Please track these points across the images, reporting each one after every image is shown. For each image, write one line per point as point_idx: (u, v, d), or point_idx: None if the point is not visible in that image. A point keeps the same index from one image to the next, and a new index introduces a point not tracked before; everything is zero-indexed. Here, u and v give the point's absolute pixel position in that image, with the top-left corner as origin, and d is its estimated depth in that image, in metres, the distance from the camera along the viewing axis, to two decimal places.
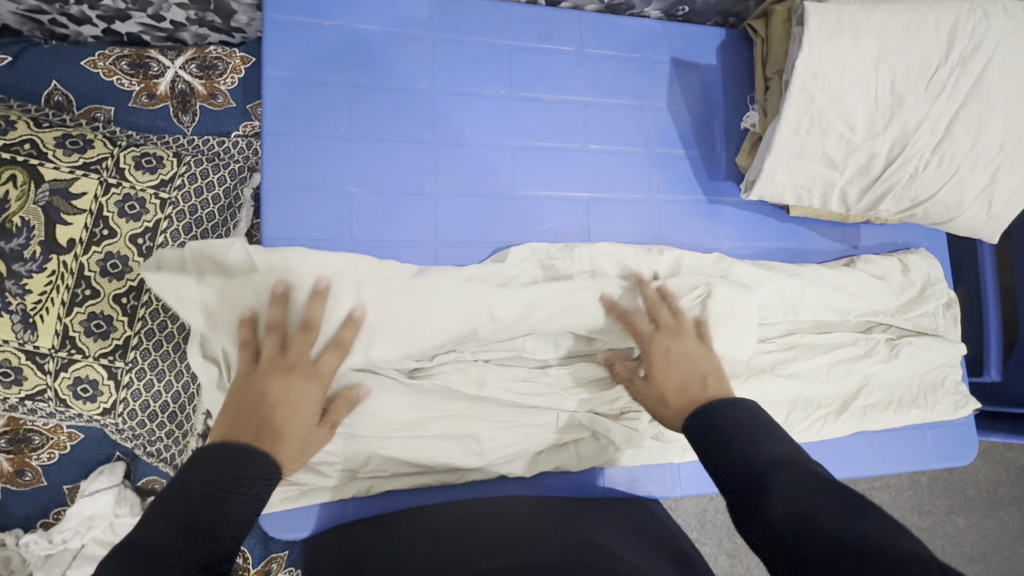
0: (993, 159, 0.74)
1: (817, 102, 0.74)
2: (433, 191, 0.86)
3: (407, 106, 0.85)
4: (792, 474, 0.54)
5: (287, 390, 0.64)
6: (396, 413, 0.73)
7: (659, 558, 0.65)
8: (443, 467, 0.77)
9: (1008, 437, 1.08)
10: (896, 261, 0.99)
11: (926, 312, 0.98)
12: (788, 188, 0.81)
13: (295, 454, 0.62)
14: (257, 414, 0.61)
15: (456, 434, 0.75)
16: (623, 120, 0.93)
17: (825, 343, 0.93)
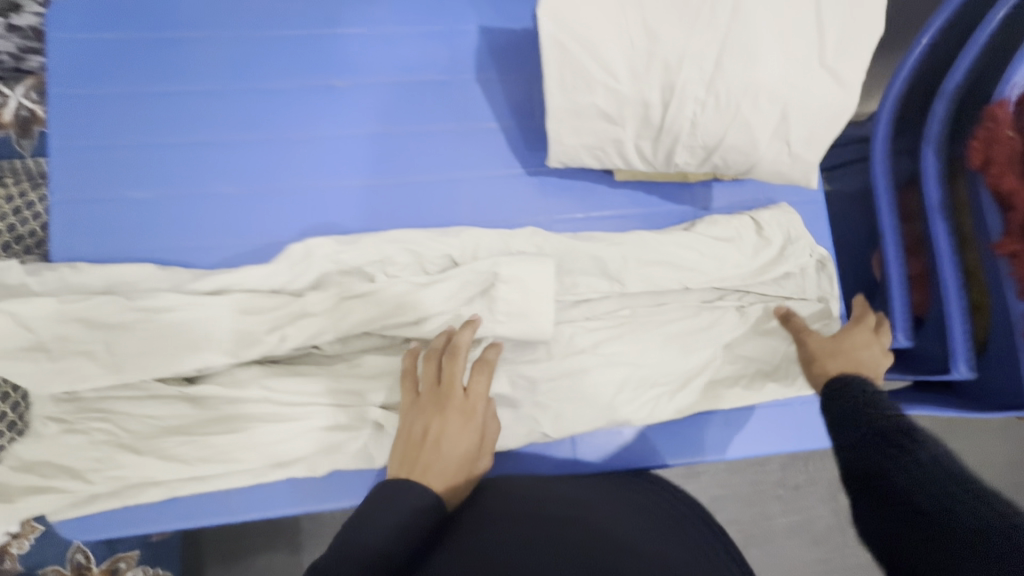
0: (780, 93, 0.65)
1: (571, 51, 0.67)
2: (223, 190, 0.84)
3: (196, 109, 0.85)
4: (881, 464, 0.54)
5: (447, 422, 0.69)
6: (164, 417, 0.73)
7: (643, 515, 0.62)
8: (220, 474, 0.74)
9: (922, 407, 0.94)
10: (749, 220, 0.89)
11: (787, 275, 0.88)
12: (580, 150, 0.76)
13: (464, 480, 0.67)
14: (421, 448, 0.67)
15: (231, 436, 0.74)
16: (429, 99, 0.89)
17: (660, 317, 0.85)
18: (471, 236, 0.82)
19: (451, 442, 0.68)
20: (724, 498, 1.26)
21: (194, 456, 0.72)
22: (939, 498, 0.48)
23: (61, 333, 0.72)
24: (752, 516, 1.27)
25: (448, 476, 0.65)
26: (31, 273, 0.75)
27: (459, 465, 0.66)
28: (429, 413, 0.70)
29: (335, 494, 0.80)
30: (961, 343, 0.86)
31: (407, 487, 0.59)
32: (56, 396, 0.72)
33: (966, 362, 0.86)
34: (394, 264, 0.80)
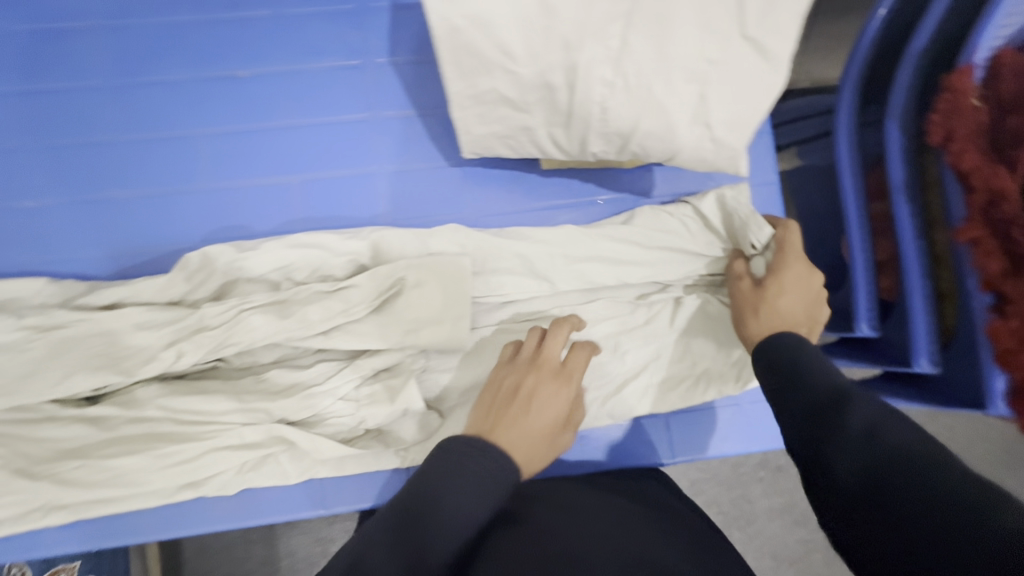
0: (696, 70, 0.57)
1: (462, 31, 0.59)
2: (117, 196, 0.79)
3: (85, 107, 0.79)
4: (840, 446, 0.47)
5: (542, 383, 0.65)
6: (60, 440, 0.69)
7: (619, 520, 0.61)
8: (124, 497, 0.71)
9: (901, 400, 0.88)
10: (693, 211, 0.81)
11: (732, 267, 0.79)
12: (490, 140, 0.69)
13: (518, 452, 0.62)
14: (504, 408, 0.62)
15: (127, 461, 0.69)
16: (338, 85, 0.82)
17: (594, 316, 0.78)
18: (385, 235, 0.76)
19: (546, 409, 0.63)
20: (705, 481, 1.19)
21: (91, 481, 0.68)
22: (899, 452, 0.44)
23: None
24: (735, 499, 1.19)
25: (522, 448, 0.60)
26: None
27: (540, 437, 0.62)
28: (522, 371, 0.66)
29: (243, 513, 0.75)
30: (923, 335, 0.79)
31: (483, 452, 0.56)
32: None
33: (929, 356, 0.79)
34: (299, 270, 0.75)
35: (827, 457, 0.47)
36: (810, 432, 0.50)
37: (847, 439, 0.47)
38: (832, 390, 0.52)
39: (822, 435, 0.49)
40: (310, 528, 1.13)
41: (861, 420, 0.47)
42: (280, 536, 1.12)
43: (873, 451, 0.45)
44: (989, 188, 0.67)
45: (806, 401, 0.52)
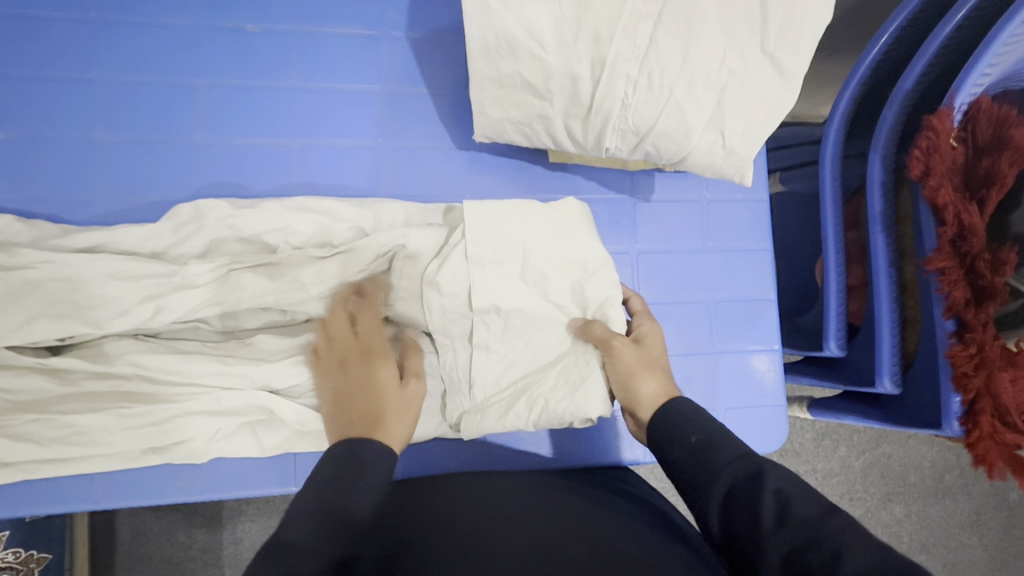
0: (715, 77, 0.59)
1: (494, 11, 0.60)
2: (103, 138, 0.74)
3: (70, 40, 0.73)
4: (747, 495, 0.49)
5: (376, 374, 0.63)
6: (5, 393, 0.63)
7: (523, 487, 0.68)
8: (75, 459, 0.66)
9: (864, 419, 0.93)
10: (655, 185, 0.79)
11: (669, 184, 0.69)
12: (506, 125, 0.69)
13: (651, 371, 0.66)
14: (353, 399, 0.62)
15: (88, 419, 0.64)
16: (350, 52, 0.80)
17: None
18: (387, 210, 0.75)
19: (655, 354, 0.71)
20: (668, 490, 1.21)
21: (46, 437, 0.64)
22: (817, 510, 0.46)
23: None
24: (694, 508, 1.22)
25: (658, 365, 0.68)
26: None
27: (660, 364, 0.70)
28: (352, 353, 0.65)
29: (210, 484, 0.71)
30: (888, 355, 0.84)
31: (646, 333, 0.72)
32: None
33: (891, 376, 0.84)
34: (296, 236, 0.72)
35: (755, 539, 0.46)
36: (729, 507, 0.50)
37: (770, 530, 0.46)
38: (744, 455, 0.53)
39: (737, 502, 0.50)
40: (258, 513, 1.07)
41: (776, 491, 0.48)
42: (227, 520, 1.06)
43: (791, 523, 0.45)
44: (958, 223, 0.73)
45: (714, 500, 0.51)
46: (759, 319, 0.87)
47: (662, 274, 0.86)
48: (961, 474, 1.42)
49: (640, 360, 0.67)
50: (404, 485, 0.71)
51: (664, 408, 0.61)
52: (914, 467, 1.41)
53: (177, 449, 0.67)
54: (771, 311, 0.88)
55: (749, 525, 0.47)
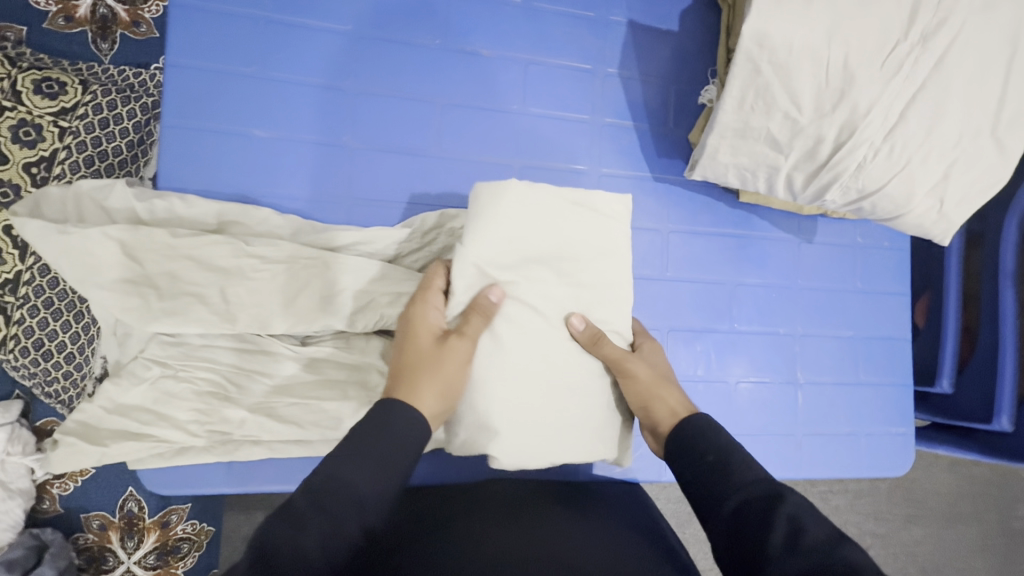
0: (948, 152, 0.69)
1: (762, 75, 0.68)
2: (350, 144, 0.78)
3: (328, 50, 0.78)
4: (758, 509, 0.52)
5: (637, 368, 0.69)
6: (279, 373, 0.72)
7: (548, 507, 0.71)
8: (326, 441, 0.73)
9: (956, 450, 1.04)
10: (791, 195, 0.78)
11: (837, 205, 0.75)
12: (731, 169, 0.76)
13: (665, 387, 0.69)
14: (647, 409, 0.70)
15: (343, 411, 0.71)
16: (570, 84, 0.86)
17: (763, 331, 0.93)
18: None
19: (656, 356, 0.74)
20: None
21: (304, 422, 0.71)
22: (835, 534, 0.48)
23: (169, 269, 0.67)
24: None
25: (644, 376, 0.69)
26: (139, 199, 0.69)
27: (653, 376, 0.69)
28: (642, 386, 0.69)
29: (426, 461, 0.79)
30: (1008, 398, 0.97)
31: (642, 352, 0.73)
32: (159, 338, 0.68)
33: (1009, 415, 0.97)
34: None
35: (766, 552, 0.49)
36: (734, 522, 0.53)
37: (783, 546, 0.48)
38: (755, 483, 0.55)
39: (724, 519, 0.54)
40: None
41: (789, 516, 0.50)
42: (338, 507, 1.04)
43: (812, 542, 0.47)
44: None
45: (729, 510, 0.55)
46: (894, 357, 0.98)
47: (819, 308, 0.95)
48: (1001, 502, 1.56)
49: (655, 378, 0.69)
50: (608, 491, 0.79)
51: (680, 425, 0.65)
52: (962, 494, 1.54)
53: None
54: (905, 350, 0.98)
55: (760, 540, 0.50)
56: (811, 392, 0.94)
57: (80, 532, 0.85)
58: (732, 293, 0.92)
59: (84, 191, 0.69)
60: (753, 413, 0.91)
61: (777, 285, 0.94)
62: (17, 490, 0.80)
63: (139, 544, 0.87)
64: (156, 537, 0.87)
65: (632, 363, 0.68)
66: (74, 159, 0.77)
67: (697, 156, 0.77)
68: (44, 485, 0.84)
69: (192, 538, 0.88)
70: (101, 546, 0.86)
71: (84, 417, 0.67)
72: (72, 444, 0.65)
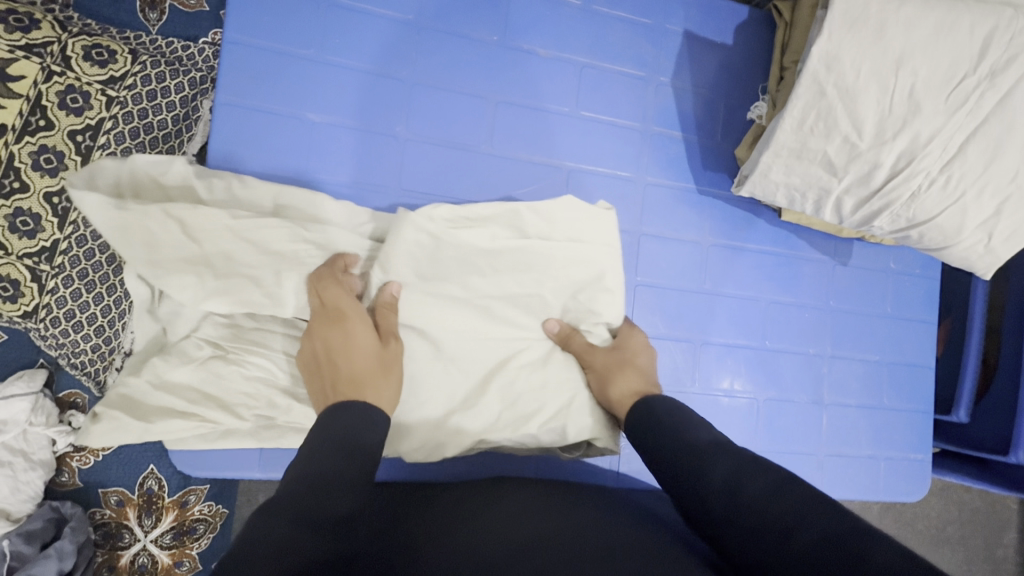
0: (1003, 188, 0.70)
1: (827, 97, 0.68)
2: (403, 135, 0.78)
3: (387, 38, 0.77)
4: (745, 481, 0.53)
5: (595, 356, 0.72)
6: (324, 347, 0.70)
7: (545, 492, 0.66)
8: None
9: (964, 479, 1.06)
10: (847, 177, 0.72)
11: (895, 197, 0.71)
12: (781, 189, 0.75)
13: (620, 370, 0.70)
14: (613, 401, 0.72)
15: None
16: (623, 90, 0.86)
17: (792, 349, 0.93)
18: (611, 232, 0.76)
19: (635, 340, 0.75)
20: None
21: None
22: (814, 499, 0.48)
23: (225, 250, 0.66)
24: None
25: (602, 361, 0.71)
26: (199, 176, 0.68)
27: (610, 361, 0.71)
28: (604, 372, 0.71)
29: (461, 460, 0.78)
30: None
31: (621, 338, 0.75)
32: (226, 326, 0.69)
33: None
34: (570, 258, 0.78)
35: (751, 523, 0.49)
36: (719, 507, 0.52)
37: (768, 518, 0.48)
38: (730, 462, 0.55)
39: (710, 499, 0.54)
40: None
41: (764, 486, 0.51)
42: None
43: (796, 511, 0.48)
44: None
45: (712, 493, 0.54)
46: (916, 383, 0.99)
47: (850, 330, 0.96)
48: (994, 530, 1.58)
49: (611, 362, 0.71)
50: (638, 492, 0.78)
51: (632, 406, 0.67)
52: (958, 521, 1.55)
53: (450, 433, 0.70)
54: (928, 377, 0.99)
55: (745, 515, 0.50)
56: (835, 413, 0.94)
57: (98, 507, 0.84)
58: (765, 310, 0.92)
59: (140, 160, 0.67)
60: (779, 431, 0.92)
61: (809, 304, 0.94)
62: (37, 461, 0.79)
63: (156, 523, 0.85)
64: (173, 517, 0.86)
65: (593, 353, 0.72)
66: (121, 130, 0.76)
67: (746, 171, 0.78)
68: (64, 457, 0.83)
69: (208, 519, 0.87)
70: (117, 522, 0.84)
71: (122, 395, 0.66)
72: (109, 422, 0.64)
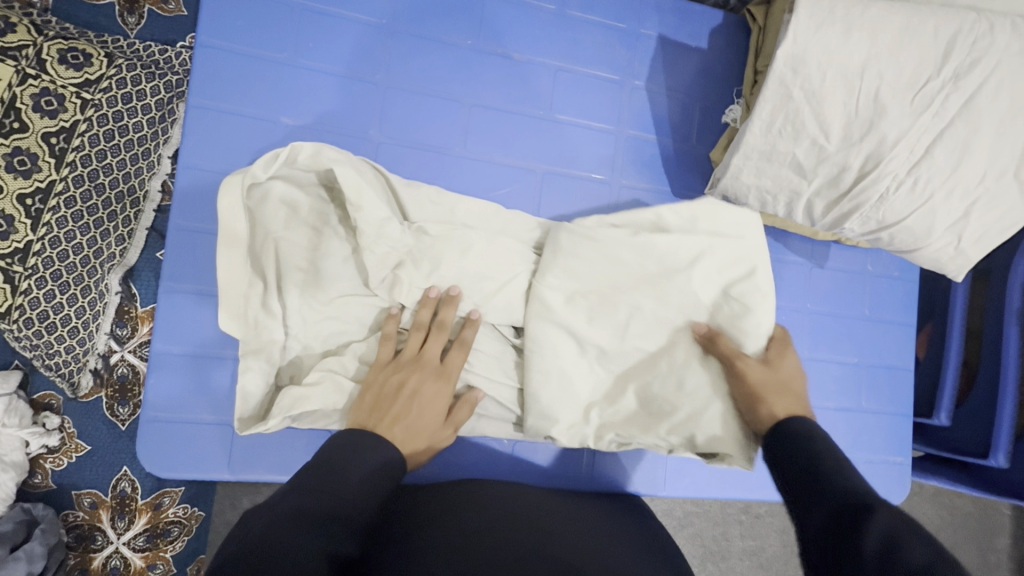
0: (971, 191, 0.70)
1: (794, 99, 0.69)
2: (376, 137, 0.78)
3: (360, 41, 0.78)
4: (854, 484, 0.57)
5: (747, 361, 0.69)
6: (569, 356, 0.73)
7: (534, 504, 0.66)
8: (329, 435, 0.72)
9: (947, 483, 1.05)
10: (834, 188, 0.72)
11: (872, 205, 0.71)
12: (753, 191, 0.76)
13: (779, 391, 0.67)
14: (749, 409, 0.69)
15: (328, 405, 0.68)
16: (598, 94, 0.86)
17: None
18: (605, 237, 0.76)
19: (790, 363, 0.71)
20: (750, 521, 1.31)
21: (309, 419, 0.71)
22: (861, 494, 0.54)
23: (267, 256, 0.70)
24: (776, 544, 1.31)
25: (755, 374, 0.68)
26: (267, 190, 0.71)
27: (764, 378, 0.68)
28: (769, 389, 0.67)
29: (494, 440, 0.78)
30: (1006, 435, 0.96)
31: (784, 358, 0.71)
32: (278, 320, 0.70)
33: (1006, 452, 0.96)
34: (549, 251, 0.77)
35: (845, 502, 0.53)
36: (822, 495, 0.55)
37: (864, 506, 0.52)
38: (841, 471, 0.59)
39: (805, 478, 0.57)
40: None
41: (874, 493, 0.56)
42: None
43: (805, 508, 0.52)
44: None
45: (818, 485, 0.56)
46: (896, 387, 0.98)
47: (828, 332, 0.96)
48: (986, 536, 1.57)
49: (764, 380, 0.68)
50: (607, 498, 0.76)
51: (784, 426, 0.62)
52: (949, 526, 1.54)
53: (594, 425, 0.73)
54: (908, 381, 0.99)
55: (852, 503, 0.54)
56: (813, 416, 0.94)
57: (70, 510, 0.84)
58: None
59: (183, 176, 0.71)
60: None
61: (786, 307, 0.94)
62: (10, 463, 0.79)
63: (130, 525, 0.85)
64: (147, 519, 0.85)
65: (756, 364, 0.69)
66: (95, 132, 0.77)
67: (719, 173, 0.78)
68: (37, 459, 0.83)
69: (183, 522, 0.87)
70: (90, 525, 0.84)
71: None
72: None
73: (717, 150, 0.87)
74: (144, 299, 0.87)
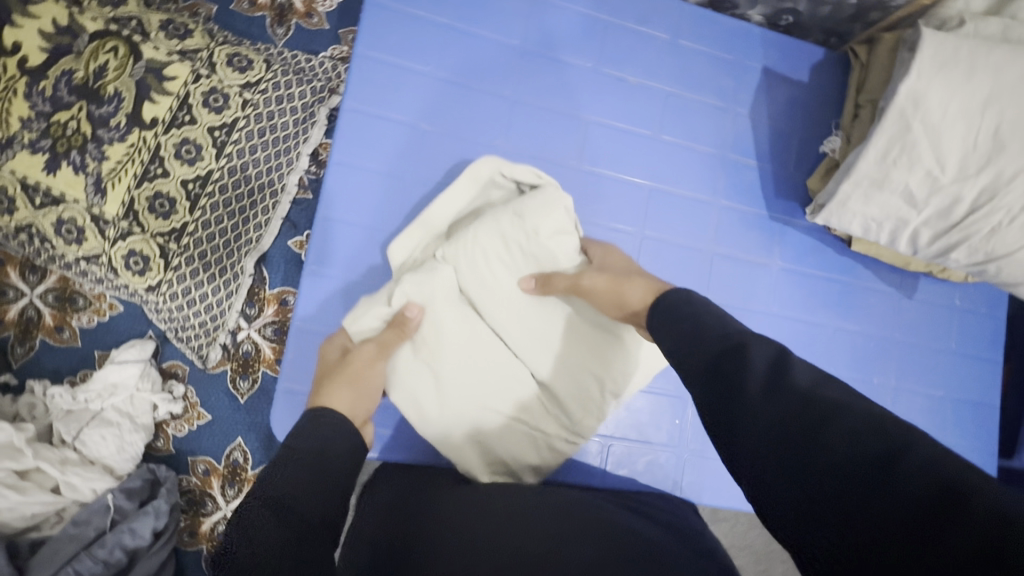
0: None
1: (912, 131, 0.72)
2: (502, 148, 0.84)
3: (496, 59, 0.85)
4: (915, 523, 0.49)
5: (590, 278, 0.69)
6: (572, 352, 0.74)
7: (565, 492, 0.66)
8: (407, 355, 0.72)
9: None
10: (940, 214, 0.75)
11: (983, 234, 0.73)
12: (859, 218, 0.79)
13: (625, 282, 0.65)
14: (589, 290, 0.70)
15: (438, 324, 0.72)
16: (703, 119, 0.91)
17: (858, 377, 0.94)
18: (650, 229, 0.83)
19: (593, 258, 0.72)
20: None
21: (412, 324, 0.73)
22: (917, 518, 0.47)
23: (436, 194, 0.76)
24: None
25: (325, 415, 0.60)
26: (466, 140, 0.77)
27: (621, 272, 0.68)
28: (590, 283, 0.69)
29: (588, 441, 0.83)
30: None
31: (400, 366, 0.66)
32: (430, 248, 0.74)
33: None
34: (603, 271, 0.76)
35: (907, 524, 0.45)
36: None
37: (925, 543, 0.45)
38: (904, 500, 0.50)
39: None
40: None
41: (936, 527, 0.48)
42: None
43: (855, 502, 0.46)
44: None
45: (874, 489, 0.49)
46: (982, 423, 0.98)
47: (913, 364, 0.96)
48: None
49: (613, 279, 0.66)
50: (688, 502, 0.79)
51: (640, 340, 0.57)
52: None
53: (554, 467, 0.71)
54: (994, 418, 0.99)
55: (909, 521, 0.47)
56: None
57: (186, 475, 0.89)
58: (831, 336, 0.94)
59: (331, 172, 0.79)
60: None
61: (874, 334, 0.96)
62: (141, 425, 0.86)
63: (238, 494, 0.90)
64: None
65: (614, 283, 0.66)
66: (250, 129, 0.85)
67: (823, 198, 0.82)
68: (161, 424, 0.89)
69: None
70: (202, 490, 0.89)
71: None
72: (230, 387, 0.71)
73: (817, 168, 0.93)
74: (270, 283, 0.94)
